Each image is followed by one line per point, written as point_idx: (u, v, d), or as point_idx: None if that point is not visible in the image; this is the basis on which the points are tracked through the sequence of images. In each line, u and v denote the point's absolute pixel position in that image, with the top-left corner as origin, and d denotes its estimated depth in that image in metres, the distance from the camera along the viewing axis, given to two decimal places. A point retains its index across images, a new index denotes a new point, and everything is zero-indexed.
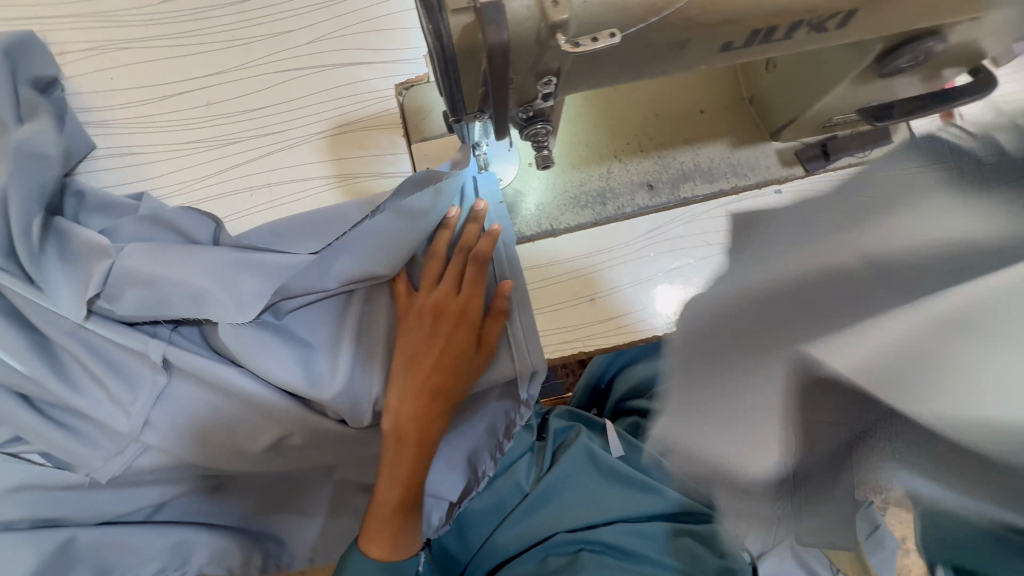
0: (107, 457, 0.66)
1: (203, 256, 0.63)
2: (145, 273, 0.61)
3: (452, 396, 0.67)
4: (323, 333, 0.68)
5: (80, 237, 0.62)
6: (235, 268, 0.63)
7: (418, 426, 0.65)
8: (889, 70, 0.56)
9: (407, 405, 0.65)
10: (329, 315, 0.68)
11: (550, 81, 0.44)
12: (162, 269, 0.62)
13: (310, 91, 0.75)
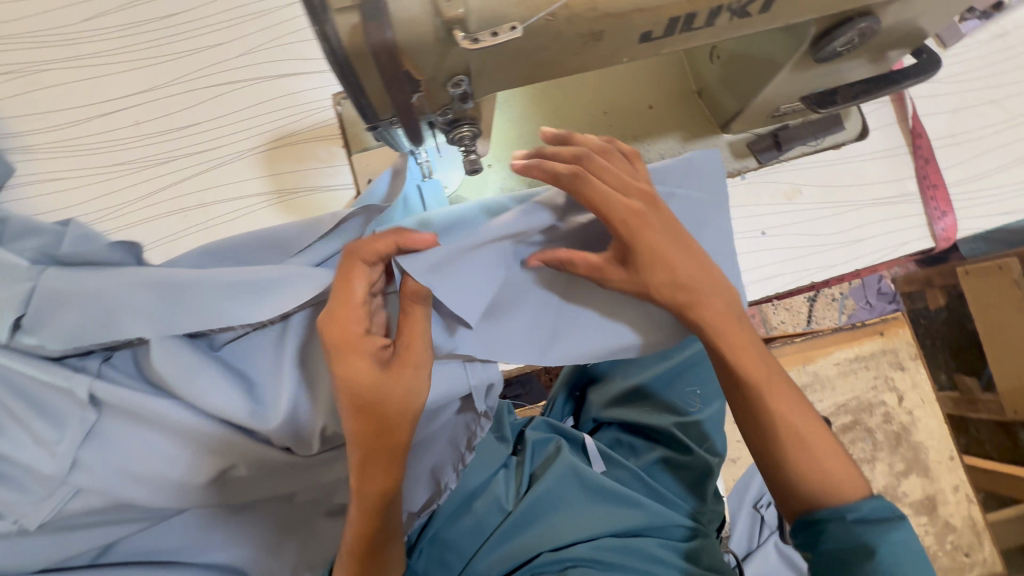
0: (37, 501, 0.61)
1: (127, 274, 0.57)
2: (68, 296, 0.57)
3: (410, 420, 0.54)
4: (266, 361, 0.64)
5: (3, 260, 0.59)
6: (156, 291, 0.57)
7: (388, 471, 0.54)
8: (825, 55, 0.54)
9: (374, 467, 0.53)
10: (272, 342, 0.65)
11: (460, 82, 0.41)
12: (84, 287, 0.57)
13: (244, 104, 0.73)
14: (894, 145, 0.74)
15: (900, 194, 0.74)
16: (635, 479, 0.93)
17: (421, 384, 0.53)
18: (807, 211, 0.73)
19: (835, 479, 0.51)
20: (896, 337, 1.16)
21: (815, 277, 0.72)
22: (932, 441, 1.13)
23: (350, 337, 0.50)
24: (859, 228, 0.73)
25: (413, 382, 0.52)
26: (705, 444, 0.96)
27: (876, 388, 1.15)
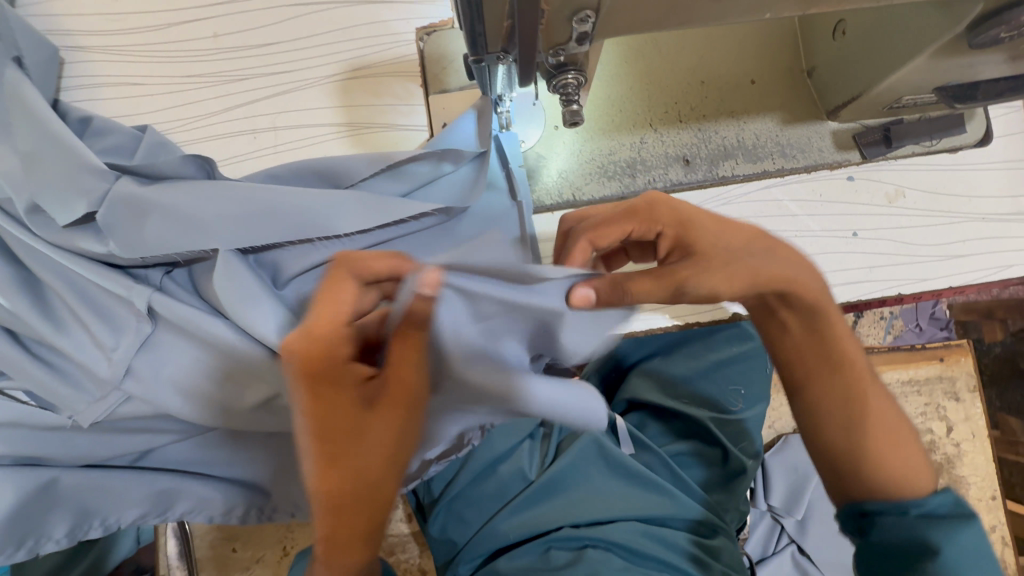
0: (90, 401, 0.63)
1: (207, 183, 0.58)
2: (149, 202, 0.56)
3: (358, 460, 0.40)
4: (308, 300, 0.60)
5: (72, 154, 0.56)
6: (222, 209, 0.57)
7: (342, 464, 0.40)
8: (983, 40, 0.48)
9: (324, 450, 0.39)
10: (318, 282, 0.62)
11: (586, 19, 0.38)
12: (161, 195, 0.57)
13: (324, 29, 0.70)
14: (1018, 157, 0.67)
15: (1014, 212, 0.67)
16: (662, 464, 0.85)
17: (308, 420, 0.39)
18: (907, 217, 0.67)
19: (902, 475, 0.48)
20: (956, 366, 1.09)
21: (904, 289, 0.66)
22: (976, 478, 1.08)
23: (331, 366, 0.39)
24: (962, 244, 0.67)
25: (315, 416, 0.39)
26: (739, 444, 0.91)
27: (925, 415, 1.09)
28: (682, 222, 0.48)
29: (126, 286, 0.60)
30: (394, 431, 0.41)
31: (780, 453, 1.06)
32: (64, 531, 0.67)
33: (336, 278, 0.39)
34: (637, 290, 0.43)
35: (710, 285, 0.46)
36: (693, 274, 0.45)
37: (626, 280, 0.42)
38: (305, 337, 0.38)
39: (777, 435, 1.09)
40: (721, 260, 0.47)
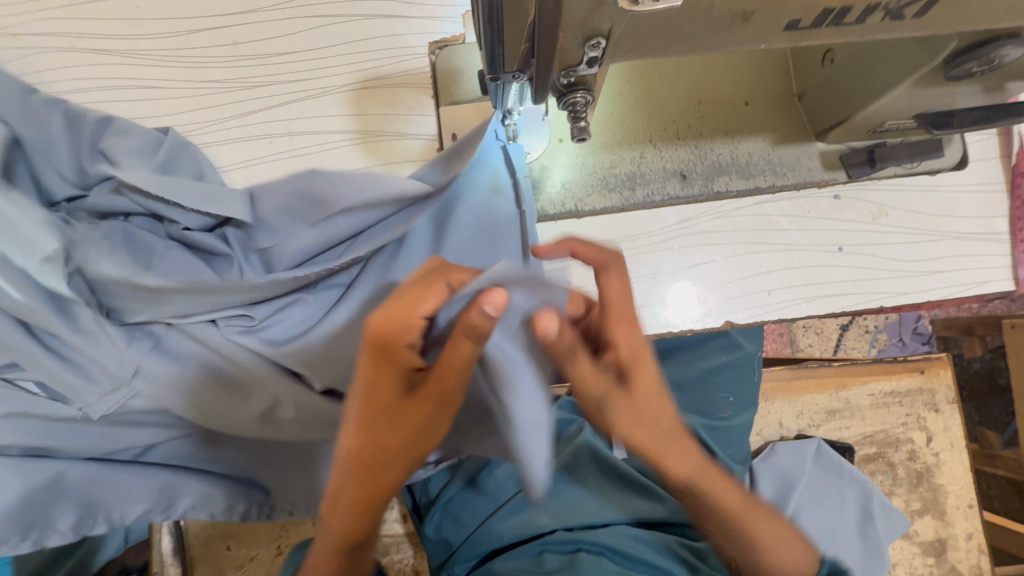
0: (102, 393, 0.64)
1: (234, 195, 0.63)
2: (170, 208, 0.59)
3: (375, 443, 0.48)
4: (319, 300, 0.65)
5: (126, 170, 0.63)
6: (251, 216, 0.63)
7: (368, 444, 0.48)
8: (959, 73, 0.52)
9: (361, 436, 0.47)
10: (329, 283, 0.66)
11: (598, 44, 0.41)
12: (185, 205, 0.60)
13: (341, 41, 0.73)
14: (993, 181, 0.72)
15: (988, 232, 0.71)
16: (654, 469, 0.89)
17: (358, 394, 0.46)
18: (889, 235, 0.71)
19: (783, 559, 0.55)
20: (936, 378, 1.14)
21: (885, 302, 0.70)
22: (954, 486, 1.12)
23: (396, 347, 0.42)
24: (940, 260, 0.71)
25: (368, 387, 0.45)
26: (727, 451, 0.96)
27: (907, 425, 1.13)
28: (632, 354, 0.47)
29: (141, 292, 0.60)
30: (423, 417, 0.47)
31: (769, 459, 1.08)
32: (70, 523, 0.68)
33: (427, 280, 0.42)
34: (579, 365, 0.47)
35: (630, 419, 0.47)
36: (617, 400, 0.47)
37: (579, 351, 0.46)
38: (384, 322, 0.41)
39: (765, 442, 1.13)
40: (639, 416, 0.47)
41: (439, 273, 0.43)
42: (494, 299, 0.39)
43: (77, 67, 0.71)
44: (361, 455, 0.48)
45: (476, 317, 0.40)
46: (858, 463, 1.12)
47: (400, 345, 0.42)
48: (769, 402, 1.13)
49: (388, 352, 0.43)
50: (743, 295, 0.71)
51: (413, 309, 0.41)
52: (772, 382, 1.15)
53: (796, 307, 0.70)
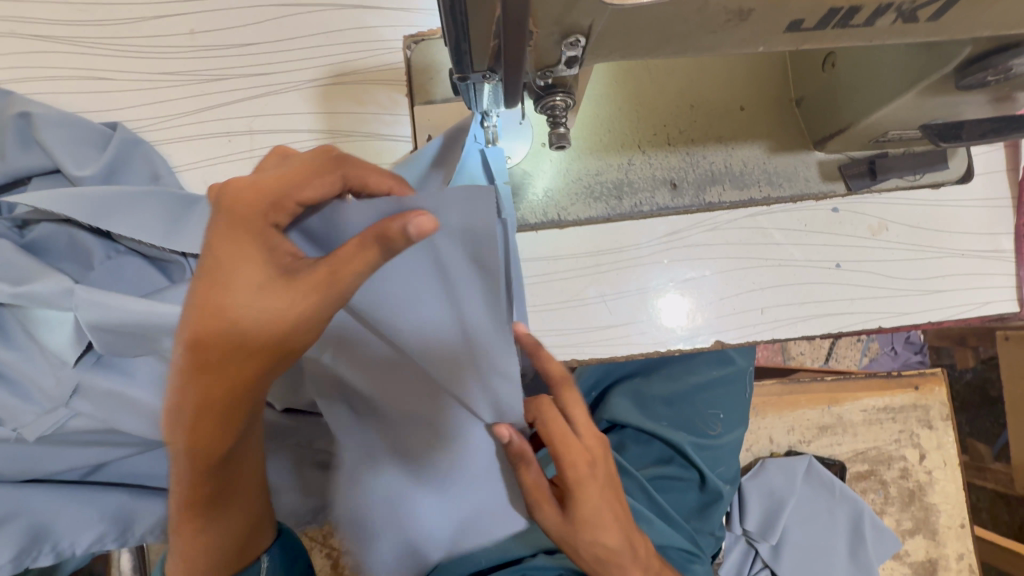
0: (39, 413, 0.59)
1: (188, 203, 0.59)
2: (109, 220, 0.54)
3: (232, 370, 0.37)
4: None
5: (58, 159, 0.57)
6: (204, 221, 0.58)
7: (214, 365, 0.37)
8: (971, 82, 0.48)
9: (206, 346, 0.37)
10: None
11: (577, 42, 0.37)
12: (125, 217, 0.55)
13: (308, 32, 0.67)
14: (998, 196, 0.68)
15: (993, 250, 0.67)
16: (640, 490, 0.85)
17: (220, 271, 0.36)
18: (890, 251, 0.67)
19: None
20: (931, 395, 1.10)
21: (883, 323, 0.67)
22: (946, 505, 1.09)
23: (252, 220, 0.36)
24: (942, 279, 0.67)
25: (218, 265, 0.36)
26: (716, 470, 0.93)
27: (899, 442, 1.10)
28: (577, 485, 0.55)
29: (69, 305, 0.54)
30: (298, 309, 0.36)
31: (757, 476, 1.05)
32: (9, 557, 0.59)
33: (321, 163, 0.38)
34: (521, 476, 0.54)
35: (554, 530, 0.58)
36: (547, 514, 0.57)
37: (532, 462, 0.54)
38: (246, 191, 0.36)
39: (755, 458, 1.09)
40: (588, 507, 0.56)
41: (337, 163, 0.38)
42: (421, 219, 0.32)
43: (17, 55, 0.65)
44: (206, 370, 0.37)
45: (393, 229, 0.33)
46: (850, 480, 1.09)
47: (259, 208, 0.36)
48: (759, 416, 1.10)
49: (240, 219, 0.36)
50: (735, 313, 0.66)
51: (301, 184, 0.37)
52: (762, 396, 1.11)
53: (791, 326, 0.66)
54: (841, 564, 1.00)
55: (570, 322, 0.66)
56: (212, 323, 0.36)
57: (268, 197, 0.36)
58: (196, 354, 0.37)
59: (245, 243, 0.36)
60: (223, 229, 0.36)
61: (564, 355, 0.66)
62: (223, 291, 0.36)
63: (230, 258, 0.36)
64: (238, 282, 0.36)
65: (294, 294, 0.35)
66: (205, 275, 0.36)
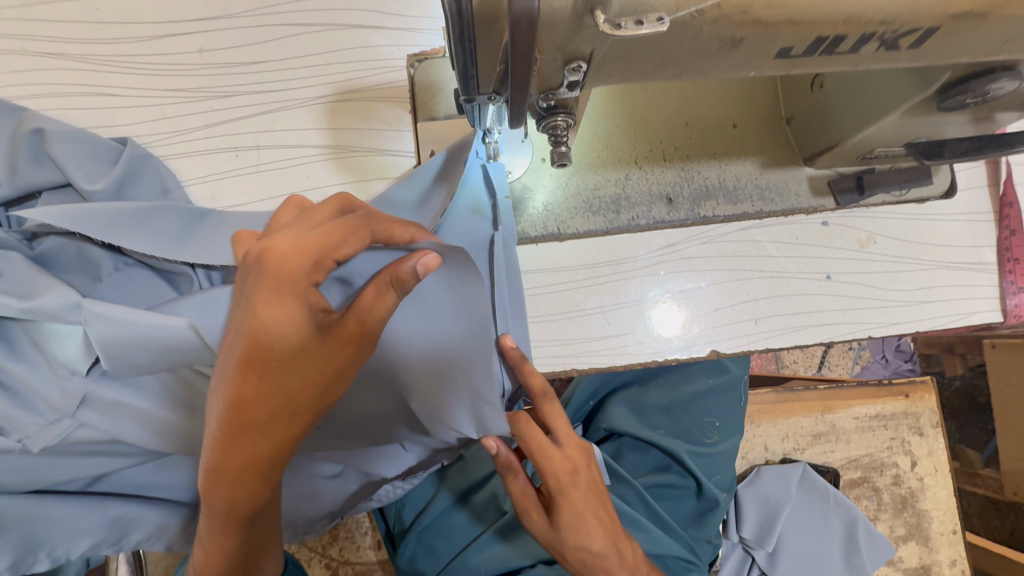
0: (43, 424, 0.59)
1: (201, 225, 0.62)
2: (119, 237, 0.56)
3: (278, 420, 0.41)
4: None
5: (67, 172, 0.58)
6: (218, 239, 0.61)
7: (263, 412, 0.40)
8: (951, 105, 0.50)
9: (251, 397, 0.40)
10: None
11: (579, 68, 0.38)
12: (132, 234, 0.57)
13: (313, 51, 0.69)
14: (980, 210, 0.71)
15: (976, 262, 0.70)
16: (638, 497, 0.86)
17: (263, 332, 0.38)
18: (877, 263, 0.69)
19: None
20: (921, 402, 1.13)
21: (873, 333, 0.69)
22: (938, 512, 1.11)
23: (295, 284, 0.38)
24: (928, 291, 0.69)
25: (263, 326, 0.38)
26: (712, 477, 0.94)
27: (891, 449, 1.12)
28: (559, 492, 0.57)
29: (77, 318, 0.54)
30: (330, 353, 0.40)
31: (752, 484, 1.06)
32: (5, 565, 0.61)
33: (352, 220, 0.40)
34: (508, 485, 0.59)
35: (543, 537, 0.60)
36: (534, 520, 0.59)
37: (517, 471, 0.59)
38: (290, 253, 0.38)
39: (749, 466, 1.11)
40: (570, 513, 0.58)
41: (363, 219, 0.40)
42: (425, 258, 0.39)
43: (28, 72, 0.66)
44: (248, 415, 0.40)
45: (405, 271, 0.39)
46: (843, 487, 1.11)
47: (302, 271, 0.38)
48: (754, 424, 1.12)
49: (287, 284, 0.38)
50: (730, 324, 0.68)
51: (336, 244, 0.39)
52: (756, 405, 1.13)
53: (784, 336, 0.68)
54: (836, 571, 1.01)
55: (569, 333, 0.67)
56: (261, 375, 0.39)
57: (307, 260, 0.38)
58: (244, 409, 0.40)
59: (289, 305, 0.38)
60: (266, 292, 0.38)
61: (564, 365, 0.67)
62: (267, 347, 0.39)
63: (274, 320, 0.38)
64: (285, 340, 0.39)
65: (333, 347, 0.41)
66: (248, 326, 0.39)
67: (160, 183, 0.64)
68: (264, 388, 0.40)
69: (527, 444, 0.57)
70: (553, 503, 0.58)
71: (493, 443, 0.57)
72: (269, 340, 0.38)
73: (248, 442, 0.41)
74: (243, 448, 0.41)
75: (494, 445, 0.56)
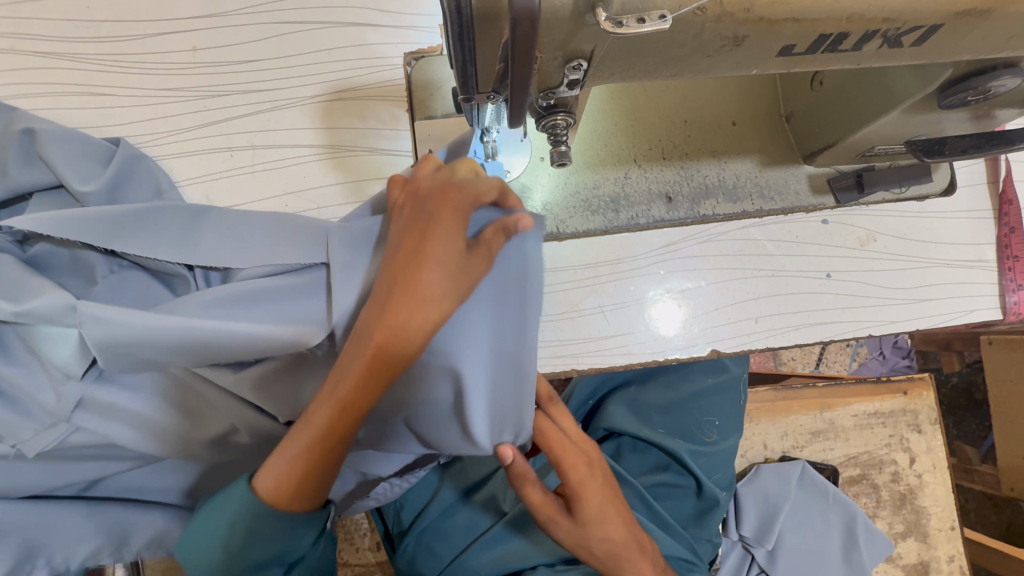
0: (39, 428, 0.58)
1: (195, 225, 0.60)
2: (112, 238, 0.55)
3: (414, 332, 0.46)
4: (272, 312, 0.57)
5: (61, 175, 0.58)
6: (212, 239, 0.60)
7: (408, 315, 0.45)
8: (952, 102, 0.50)
9: (403, 291, 0.46)
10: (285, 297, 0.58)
11: (579, 66, 0.38)
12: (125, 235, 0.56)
13: (309, 49, 0.68)
14: (980, 207, 0.70)
15: (976, 260, 0.70)
16: (639, 497, 0.86)
17: (433, 237, 0.47)
18: (877, 262, 0.69)
19: None
20: (919, 399, 1.13)
21: (873, 331, 0.68)
22: (937, 508, 1.12)
23: (455, 206, 0.48)
24: (928, 289, 0.69)
25: (433, 230, 0.47)
26: (712, 476, 0.94)
27: (890, 446, 1.12)
28: (579, 485, 0.58)
29: (73, 321, 0.54)
30: (481, 278, 0.50)
31: (751, 482, 1.06)
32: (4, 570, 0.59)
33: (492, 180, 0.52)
34: (527, 493, 0.57)
35: (567, 538, 0.59)
36: (556, 521, 0.58)
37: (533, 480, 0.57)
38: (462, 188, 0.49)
39: (749, 464, 1.11)
40: (591, 505, 0.58)
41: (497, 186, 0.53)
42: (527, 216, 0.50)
43: (18, 71, 0.65)
44: (422, 319, 0.46)
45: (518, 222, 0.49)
46: (842, 485, 1.11)
47: (469, 197, 0.49)
48: (753, 422, 1.12)
49: (452, 205, 0.48)
50: (730, 323, 0.68)
51: (488, 188, 0.51)
52: (755, 403, 1.13)
53: (784, 335, 0.68)
54: (835, 568, 1.01)
55: (568, 333, 0.67)
56: (410, 275, 0.46)
57: (467, 193, 0.49)
58: (392, 308, 0.46)
59: (450, 220, 0.48)
60: (436, 207, 0.48)
61: (563, 366, 0.67)
62: (429, 251, 0.46)
63: (435, 229, 0.47)
64: (442, 248, 0.46)
65: (471, 270, 0.48)
66: (421, 232, 0.47)
67: (154, 184, 0.63)
68: (409, 290, 0.46)
69: (544, 440, 0.59)
70: (573, 498, 0.58)
71: (509, 451, 0.55)
72: (431, 241, 0.47)
73: (385, 344, 0.46)
74: (380, 348, 0.46)
75: (510, 453, 0.55)
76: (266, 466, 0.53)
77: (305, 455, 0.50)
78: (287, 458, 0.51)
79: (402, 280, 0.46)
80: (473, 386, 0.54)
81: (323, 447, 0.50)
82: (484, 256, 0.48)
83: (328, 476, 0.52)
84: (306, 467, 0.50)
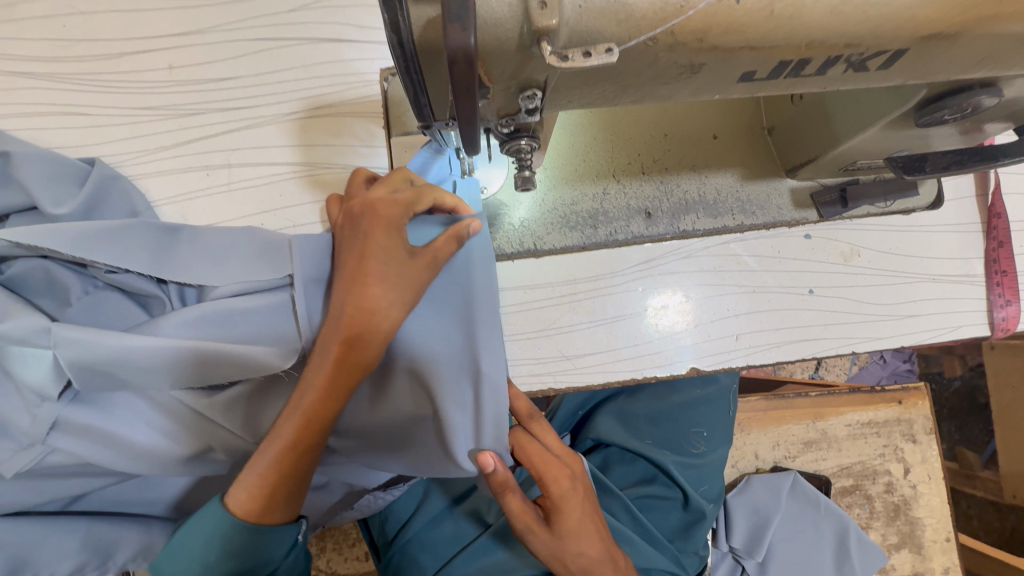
0: (16, 449, 0.58)
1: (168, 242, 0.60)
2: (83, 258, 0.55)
3: (373, 336, 0.48)
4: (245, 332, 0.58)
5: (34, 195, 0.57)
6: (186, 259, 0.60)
7: (365, 321, 0.48)
8: (929, 121, 0.49)
9: (356, 299, 0.48)
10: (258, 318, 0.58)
11: (534, 95, 0.37)
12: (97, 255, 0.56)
13: (285, 66, 0.68)
14: (968, 221, 0.69)
15: (963, 274, 0.68)
16: (624, 510, 0.85)
17: (373, 247, 0.49)
18: (861, 277, 0.68)
19: None
20: (915, 409, 1.11)
21: (856, 347, 0.67)
22: (931, 519, 1.10)
23: (392, 215, 0.50)
24: (913, 304, 0.68)
25: (373, 245, 0.49)
26: (700, 488, 0.93)
27: (884, 456, 1.11)
28: (560, 498, 0.56)
29: (45, 343, 0.54)
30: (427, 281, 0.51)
31: (742, 493, 1.05)
32: None
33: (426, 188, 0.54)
34: (507, 501, 0.55)
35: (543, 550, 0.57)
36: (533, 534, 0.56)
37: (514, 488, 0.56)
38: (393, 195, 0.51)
39: (740, 475, 1.10)
40: (571, 518, 0.56)
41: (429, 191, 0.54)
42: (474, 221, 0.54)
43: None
44: (376, 321, 0.48)
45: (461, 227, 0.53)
46: (835, 495, 1.10)
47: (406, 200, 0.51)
48: (744, 432, 1.11)
49: (391, 217, 0.50)
50: (710, 340, 0.67)
51: (425, 193, 0.53)
52: (747, 412, 1.12)
53: (765, 352, 0.67)
54: None
55: (546, 350, 0.67)
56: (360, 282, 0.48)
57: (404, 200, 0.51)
58: (348, 316, 0.48)
59: (390, 227, 0.50)
60: (373, 217, 0.50)
61: (541, 384, 0.66)
62: (374, 260, 0.49)
63: (377, 238, 0.49)
64: (386, 254, 0.49)
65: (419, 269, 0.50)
66: (361, 242, 0.49)
67: (129, 204, 0.63)
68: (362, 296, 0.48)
69: (525, 453, 0.57)
70: (554, 510, 0.57)
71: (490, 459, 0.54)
72: (374, 251, 0.49)
73: (347, 350, 0.48)
74: (342, 353, 0.48)
75: (492, 460, 0.53)
76: (236, 482, 0.52)
77: (276, 469, 0.50)
78: (256, 471, 0.51)
79: (354, 290, 0.48)
80: (445, 391, 0.55)
81: (295, 461, 0.50)
82: (430, 260, 0.51)
83: (301, 484, 0.53)
84: (278, 477, 0.50)
